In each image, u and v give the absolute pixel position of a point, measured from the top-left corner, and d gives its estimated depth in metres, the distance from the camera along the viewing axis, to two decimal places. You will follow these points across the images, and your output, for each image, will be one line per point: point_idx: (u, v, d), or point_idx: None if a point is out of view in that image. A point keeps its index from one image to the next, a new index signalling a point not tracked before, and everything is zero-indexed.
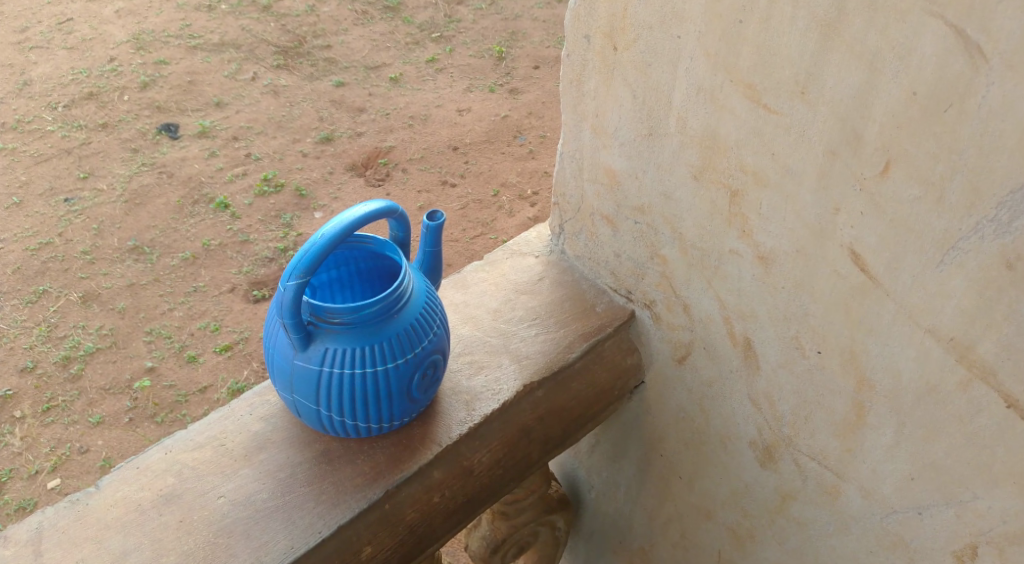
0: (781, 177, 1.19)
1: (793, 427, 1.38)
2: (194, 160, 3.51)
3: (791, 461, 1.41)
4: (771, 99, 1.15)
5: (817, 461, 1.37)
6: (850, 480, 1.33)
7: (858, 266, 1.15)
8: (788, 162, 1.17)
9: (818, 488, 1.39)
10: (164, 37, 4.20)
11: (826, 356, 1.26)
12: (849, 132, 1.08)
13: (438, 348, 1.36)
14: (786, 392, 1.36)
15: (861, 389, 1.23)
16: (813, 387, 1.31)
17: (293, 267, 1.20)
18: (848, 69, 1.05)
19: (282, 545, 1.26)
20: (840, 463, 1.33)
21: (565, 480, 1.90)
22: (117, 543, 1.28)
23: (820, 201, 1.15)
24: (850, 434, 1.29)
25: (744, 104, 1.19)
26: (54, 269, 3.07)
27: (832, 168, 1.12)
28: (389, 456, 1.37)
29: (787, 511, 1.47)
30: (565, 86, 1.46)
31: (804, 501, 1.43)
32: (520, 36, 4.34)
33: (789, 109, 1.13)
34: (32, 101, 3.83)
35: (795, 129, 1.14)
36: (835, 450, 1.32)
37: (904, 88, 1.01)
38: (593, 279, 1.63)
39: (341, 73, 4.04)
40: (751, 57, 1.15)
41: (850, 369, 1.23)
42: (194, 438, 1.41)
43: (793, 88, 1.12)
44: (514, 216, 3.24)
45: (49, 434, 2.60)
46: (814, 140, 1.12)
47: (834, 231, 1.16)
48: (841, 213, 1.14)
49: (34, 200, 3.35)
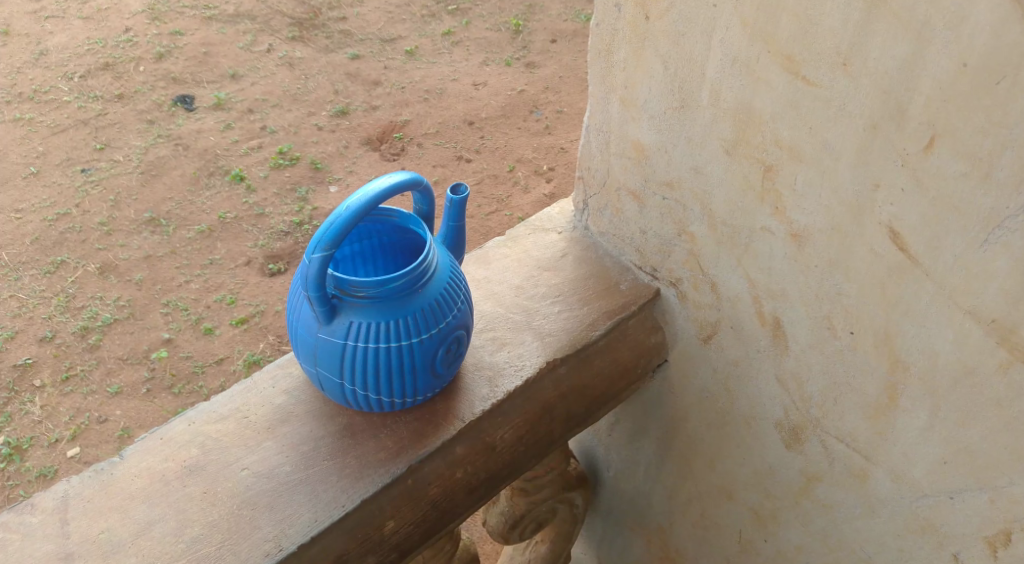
0: (818, 152, 1.17)
1: (821, 409, 1.37)
2: (210, 132, 3.50)
3: (818, 443, 1.41)
4: (811, 71, 1.13)
5: (846, 444, 1.36)
6: (879, 463, 1.32)
7: (896, 245, 1.14)
8: (826, 137, 1.15)
9: (846, 471, 1.39)
10: (179, 7, 4.17)
11: (859, 337, 1.25)
12: (892, 105, 1.06)
13: (462, 324, 1.35)
14: (815, 373, 1.35)
15: (894, 371, 1.22)
16: (844, 368, 1.29)
17: (318, 239, 1.19)
18: (893, 40, 1.03)
19: (306, 518, 1.26)
20: (869, 445, 1.32)
21: (583, 457, 1.90)
22: (142, 513, 1.28)
23: (859, 178, 1.14)
24: (881, 416, 1.28)
25: (782, 76, 1.16)
26: (72, 239, 3.07)
27: (873, 143, 1.10)
28: (412, 431, 1.36)
29: (812, 493, 1.47)
30: (594, 56, 1.43)
31: (830, 483, 1.42)
32: (537, 9, 4.28)
33: (830, 81, 1.11)
34: (49, 71, 3.80)
35: (836, 103, 1.12)
36: (865, 432, 1.31)
37: (954, 60, 0.98)
38: (617, 256, 1.62)
39: (356, 45, 4.01)
40: (791, 27, 1.12)
41: (883, 351, 1.22)
42: (217, 410, 1.41)
43: (834, 60, 1.10)
44: (530, 192, 3.22)
45: (69, 403, 2.61)
46: (855, 114, 1.10)
47: (872, 208, 1.14)
48: (880, 189, 1.12)
49: (51, 170, 3.34)
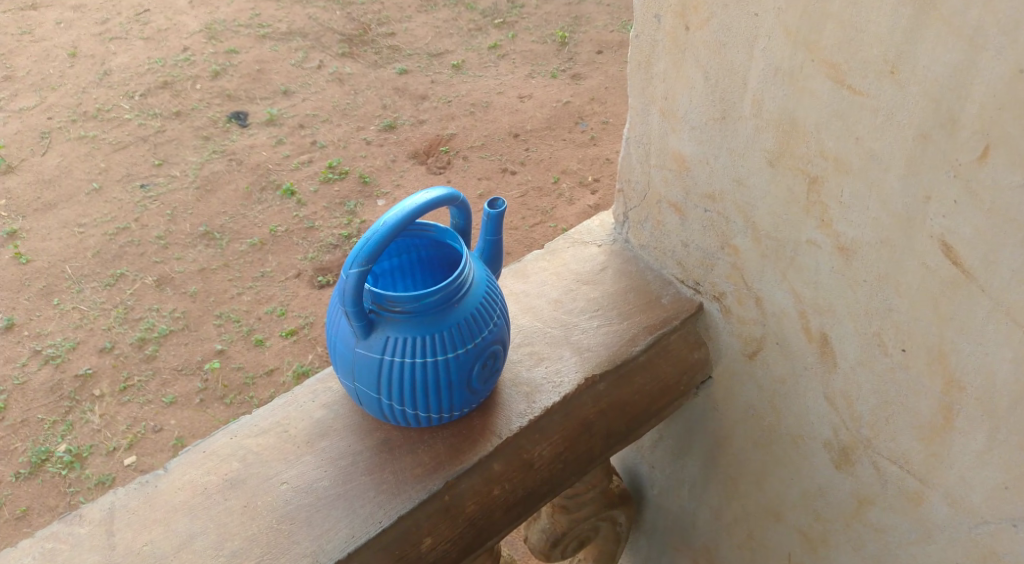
0: (865, 163, 1.15)
1: (872, 429, 1.33)
2: (262, 147, 3.57)
3: (870, 465, 1.37)
4: (857, 80, 1.11)
5: (898, 465, 1.32)
6: (934, 486, 1.28)
7: (950, 259, 1.11)
8: (873, 147, 1.13)
9: (899, 495, 1.35)
10: (235, 26, 4.27)
11: (911, 354, 1.21)
12: (943, 114, 1.04)
13: (498, 339, 1.35)
14: (866, 392, 1.31)
15: (949, 391, 1.19)
16: (896, 387, 1.26)
17: (355, 255, 1.20)
18: (944, 46, 1.01)
19: (343, 534, 1.27)
20: (924, 468, 1.28)
21: (627, 475, 1.88)
22: (185, 526, 1.30)
23: (908, 190, 1.11)
24: (936, 438, 1.24)
25: (827, 86, 1.15)
26: (131, 253, 3.15)
27: (924, 154, 1.08)
28: (449, 446, 1.36)
29: (864, 517, 1.43)
30: (633, 68, 1.43)
31: (882, 507, 1.39)
32: (584, 21, 4.27)
33: (877, 90, 1.09)
34: (111, 90, 3.91)
35: (883, 112, 1.10)
36: (918, 454, 1.28)
37: (1010, 66, 0.96)
38: (659, 270, 1.60)
39: (404, 60, 4.05)
40: (835, 35, 1.10)
41: (937, 370, 1.19)
42: (258, 424, 1.43)
43: (881, 68, 1.08)
44: (575, 203, 3.21)
45: (126, 412, 2.68)
46: (904, 124, 1.08)
47: (924, 221, 1.12)
48: (932, 201, 1.10)
49: (113, 186, 3.43)
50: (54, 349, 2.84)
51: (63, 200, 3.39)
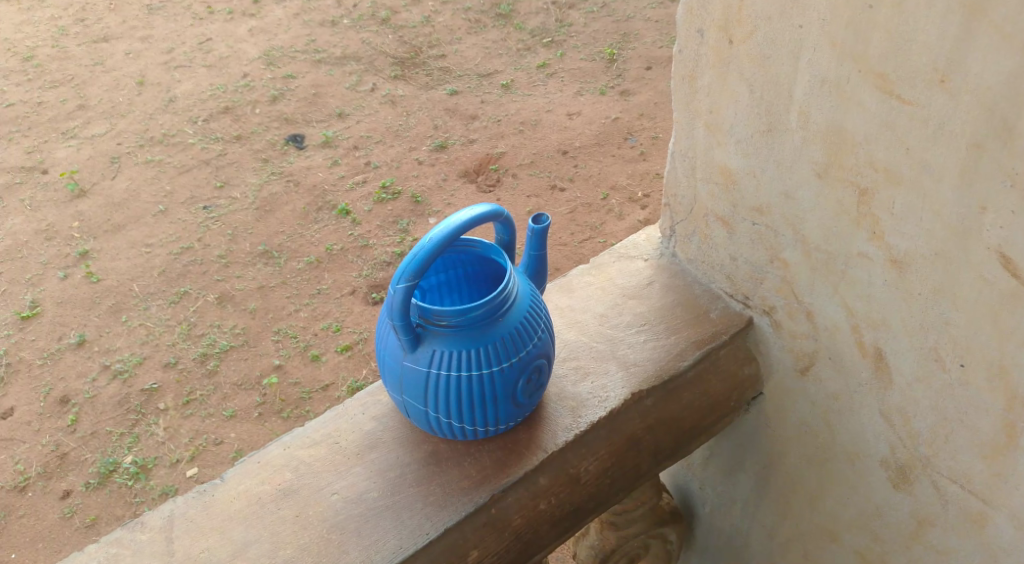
0: (916, 174, 1.13)
1: (931, 447, 1.31)
2: (318, 168, 3.65)
3: (929, 484, 1.34)
4: (905, 89, 1.10)
5: (959, 484, 1.29)
6: (999, 507, 1.25)
7: (1008, 270, 1.09)
8: (924, 157, 1.12)
9: (961, 515, 1.31)
10: (292, 52, 4.39)
11: (970, 369, 1.19)
12: (996, 122, 1.03)
13: (543, 353, 1.36)
14: (923, 408, 1.29)
15: (1011, 407, 1.16)
16: (955, 403, 1.24)
17: (401, 269, 1.23)
18: (995, 54, 1.00)
19: (392, 544, 1.29)
20: (987, 487, 1.25)
21: (677, 492, 1.86)
22: (239, 534, 1.34)
23: (963, 200, 1.10)
24: (999, 457, 1.21)
25: (875, 97, 1.14)
26: (194, 272, 3.25)
27: (978, 163, 1.06)
28: (496, 460, 1.38)
29: (924, 537, 1.39)
30: (678, 83, 1.43)
31: (944, 528, 1.35)
32: (632, 37, 4.28)
33: (927, 99, 1.08)
34: (176, 116, 4.05)
35: (934, 122, 1.09)
36: (981, 474, 1.25)
37: None
38: (707, 284, 1.60)
39: (454, 81, 4.11)
40: (882, 44, 1.10)
41: (998, 386, 1.16)
42: (310, 435, 1.46)
43: (930, 76, 1.07)
44: (625, 219, 3.21)
45: (189, 425, 2.76)
46: (956, 133, 1.07)
47: (979, 232, 1.10)
48: (987, 212, 1.08)
49: (177, 208, 3.55)
50: (122, 364, 2.94)
51: (130, 222, 3.51)
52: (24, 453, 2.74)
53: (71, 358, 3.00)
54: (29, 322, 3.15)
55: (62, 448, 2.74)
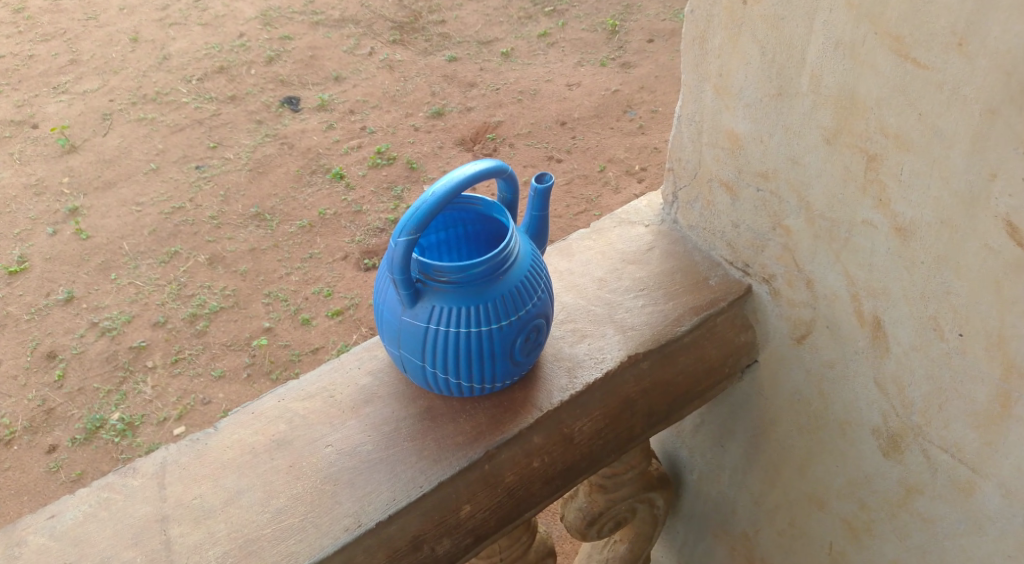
0: (928, 141, 1.14)
1: (924, 416, 1.32)
2: (313, 132, 3.63)
3: (920, 452, 1.36)
4: (922, 53, 1.10)
5: (949, 454, 1.31)
6: (988, 476, 1.27)
7: (1014, 239, 1.10)
8: (937, 123, 1.12)
9: (950, 484, 1.34)
10: (290, 13, 4.36)
11: (969, 339, 1.20)
12: (1014, 88, 1.03)
13: (542, 313, 1.37)
14: (918, 377, 1.30)
15: (1008, 377, 1.18)
16: (951, 372, 1.25)
17: (404, 223, 1.22)
18: (1016, 17, 1.00)
19: (385, 496, 1.30)
20: (977, 456, 1.27)
21: (666, 459, 1.88)
22: (232, 482, 1.34)
23: (973, 167, 1.11)
24: (992, 426, 1.23)
25: (889, 60, 1.14)
26: (185, 231, 3.23)
27: (990, 130, 1.07)
28: (491, 417, 1.38)
29: (911, 506, 1.42)
30: (689, 45, 1.43)
31: (932, 496, 1.37)
32: (635, 9, 4.25)
33: (943, 63, 1.09)
34: (170, 74, 4.00)
35: (948, 86, 1.09)
36: (972, 443, 1.27)
37: None
38: (707, 252, 1.60)
39: (454, 48, 4.08)
40: (899, 7, 1.10)
41: (996, 355, 1.18)
42: (306, 388, 1.46)
43: (949, 40, 1.07)
44: (621, 192, 3.22)
45: (177, 384, 2.75)
46: (970, 98, 1.08)
47: (987, 200, 1.11)
48: (997, 178, 1.09)
49: (169, 166, 3.52)
50: (110, 322, 2.92)
51: (122, 179, 3.48)
52: (10, 407, 2.73)
53: (60, 314, 2.99)
54: (17, 277, 3.13)
55: (48, 403, 2.73)
